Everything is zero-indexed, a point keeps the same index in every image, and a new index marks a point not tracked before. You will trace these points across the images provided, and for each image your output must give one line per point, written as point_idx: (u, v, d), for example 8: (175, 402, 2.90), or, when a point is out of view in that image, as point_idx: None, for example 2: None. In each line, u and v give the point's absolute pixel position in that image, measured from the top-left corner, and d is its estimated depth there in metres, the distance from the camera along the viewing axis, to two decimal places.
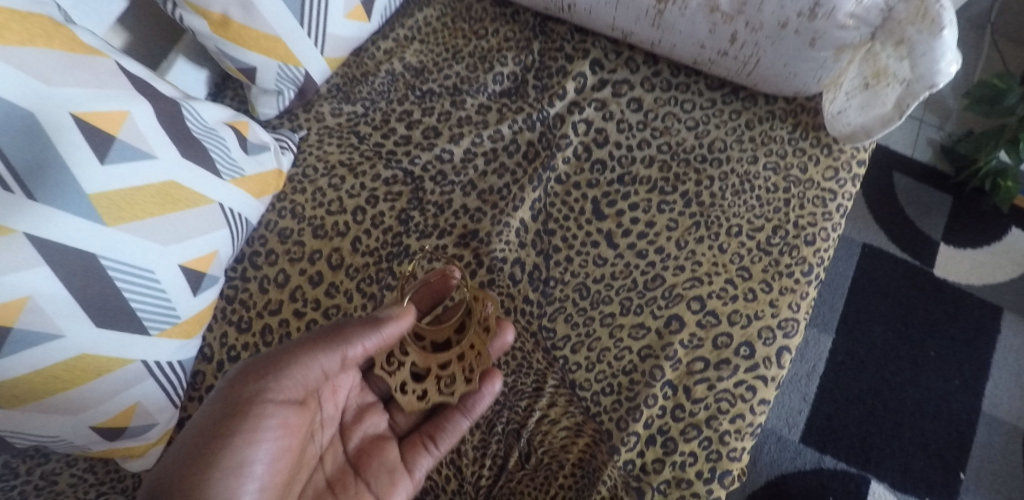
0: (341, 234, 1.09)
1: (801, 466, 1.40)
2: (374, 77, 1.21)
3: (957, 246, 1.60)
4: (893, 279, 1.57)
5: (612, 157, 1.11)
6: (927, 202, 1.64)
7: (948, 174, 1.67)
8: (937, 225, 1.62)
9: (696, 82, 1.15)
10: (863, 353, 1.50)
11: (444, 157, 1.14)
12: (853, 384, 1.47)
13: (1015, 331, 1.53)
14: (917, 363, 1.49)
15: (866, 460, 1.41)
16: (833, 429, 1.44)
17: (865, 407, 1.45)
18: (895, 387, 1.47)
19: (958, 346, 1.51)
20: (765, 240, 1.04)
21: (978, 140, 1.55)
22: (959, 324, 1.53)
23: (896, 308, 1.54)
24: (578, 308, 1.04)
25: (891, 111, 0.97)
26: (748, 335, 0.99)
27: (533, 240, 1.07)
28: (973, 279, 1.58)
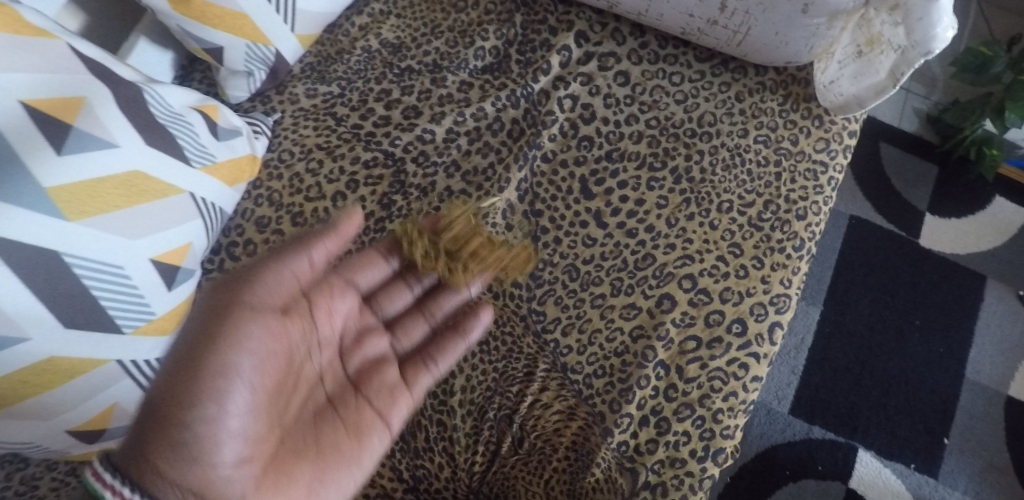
0: (320, 221, 1.06)
1: (790, 437, 1.40)
2: (350, 55, 1.17)
3: (942, 215, 1.60)
4: (880, 250, 1.56)
5: (599, 133, 1.07)
6: (913, 172, 1.63)
7: (934, 143, 1.66)
8: (923, 195, 1.61)
9: (684, 54, 1.11)
10: (850, 324, 1.49)
11: (425, 137, 1.09)
12: (841, 355, 1.47)
13: (999, 297, 1.53)
14: (904, 333, 1.49)
15: (853, 429, 1.41)
16: (822, 400, 1.43)
17: (853, 378, 1.45)
18: (882, 356, 1.47)
19: (944, 314, 1.51)
20: (757, 215, 1.02)
21: (966, 109, 1.52)
22: (944, 293, 1.53)
23: (883, 279, 1.53)
24: (568, 290, 1.01)
25: (886, 80, 0.96)
26: (741, 312, 0.97)
27: (520, 221, 1.04)
28: (957, 248, 1.57)
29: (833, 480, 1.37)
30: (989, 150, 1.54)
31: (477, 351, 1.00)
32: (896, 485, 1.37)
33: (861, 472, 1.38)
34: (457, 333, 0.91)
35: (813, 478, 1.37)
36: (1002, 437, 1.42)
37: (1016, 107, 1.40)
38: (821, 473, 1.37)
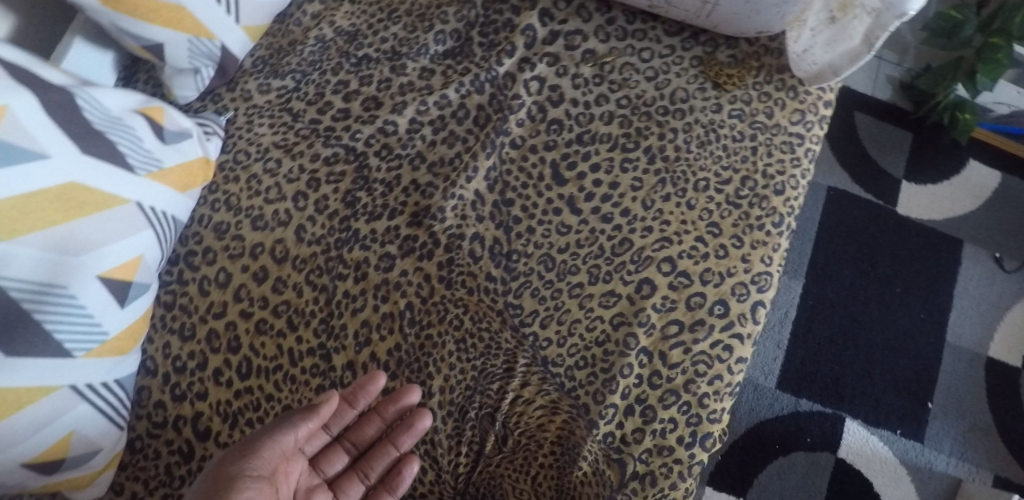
0: (282, 223, 1.02)
1: (778, 412, 1.39)
2: (303, 45, 1.11)
3: (917, 182, 1.58)
4: (859, 219, 1.54)
5: (569, 116, 1.03)
6: (888, 140, 1.61)
7: (907, 110, 1.64)
8: (899, 163, 1.59)
9: (653, 28, 1.07)
10: (832, 295, 1.47)
11: (387, 129, 1.04)
12: (826, 327, 1.45)
13: (976, 259, 1.53)
14: (885, 300, 1.48)
15: (841, 399, 1.40)
16: (807, 372, 1.42)
17: (838, 349, 1.43)
18: (864, 324, 1.46)
19: (925, 280, 1.50)
20: (734, 192, 0.98)
21: (937, 74, 1.51)
22: (924, 257, 1.52)
23: (863, 248, 1.52)
24: (545, 281, 0.96)
25: (858, 46, 0.93)
26: (722, 292, 0.94)
27: (491, 213, 0.99)
28: (934, 213, 1.56)
29: (821, 452, 1.37)
30: (962, 114, 1.51)
31: (454, 349, 0.95)
32: (883, 452, 1.37)
33: (849, 441, 1.37)
34: (385, 490, 0.89)
35: (802, 450, 1.36)
36: (983, 397, 1.43)
37: (988, 70, 1.38)
38: (810, 445, 1.36)
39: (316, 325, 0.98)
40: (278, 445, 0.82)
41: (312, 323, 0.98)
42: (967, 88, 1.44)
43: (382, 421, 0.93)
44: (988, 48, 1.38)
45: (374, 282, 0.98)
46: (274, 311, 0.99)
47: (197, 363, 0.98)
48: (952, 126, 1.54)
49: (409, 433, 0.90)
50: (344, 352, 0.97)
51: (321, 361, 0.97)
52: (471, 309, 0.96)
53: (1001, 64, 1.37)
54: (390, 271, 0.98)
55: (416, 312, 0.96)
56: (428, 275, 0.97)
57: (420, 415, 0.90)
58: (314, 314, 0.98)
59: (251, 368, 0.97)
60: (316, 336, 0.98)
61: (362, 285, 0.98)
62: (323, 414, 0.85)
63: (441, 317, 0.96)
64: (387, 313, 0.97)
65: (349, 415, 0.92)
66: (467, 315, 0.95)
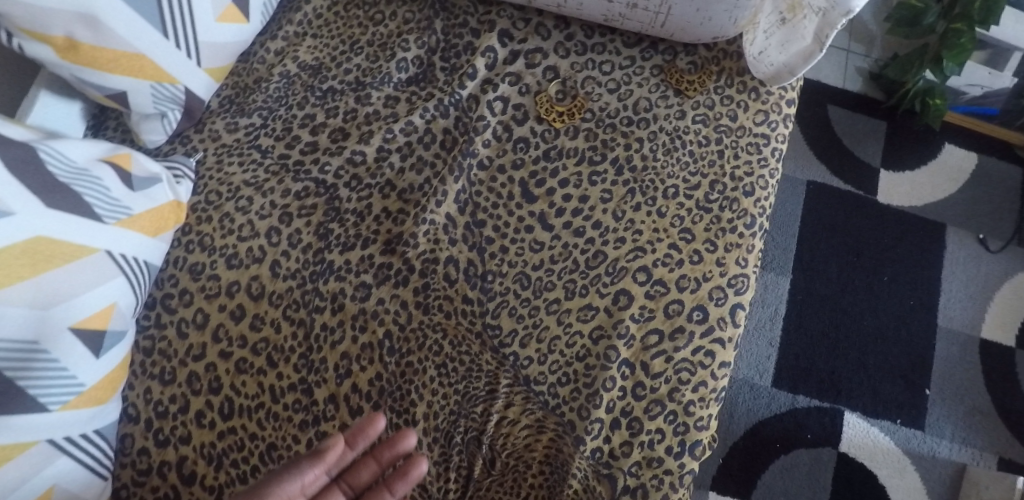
0: (257, 260, 1.02)
1: (777, 410, 1.38)
2: (267, 82, 1.11)
3: (897, 170, 1.58)
4: (840, 212, 1.54)
5: (534, 133, 1.03)
6: (863, 130, 1.61)
7: (879, 100, 1.64)
8: (875, 152, 1.59)
9: (612, 41, 1.08)
10: (819, 290, 1.47)
11: (355, 159, 1.04)
12: (814, 321, 1.45)
13: (958, 243, 1.53)
14: (872, 290, 1.48)
15: (837, 393, 1.40)
16: (801, 368, 1.41)
17: (829, 343, 1.43)
18: (853, 316, 1.46)
19: (909, 268, 1.50)
20: (704, 197, 0.99)
21: (905, 63, 1.52)
22: (906, 245, 1.52)
23: (846, 240, 1.52)
24: (521, 300, 0.96)
25: (811, 44, 0.94)
26: (700, 298, 0.94)
27: (464, 235, 0.99)
28: (914, 201, 1.56)
29: (823, 447, 1.36)
30: (932, 100, 1.52)
31: (435, 374, 0.95)
32: (885, 443, 1.37)
33: (850, 435, 1.37)
34: None
35: (804, 447, 1.36)
36: (979, 380, 1.43)
37: (952, 55, 1.40)
38: (811, 441, 1.36)
39: (296, 361, 0.98)
40: (284, 491, 0.81)
41: (292, 359, 0.98)
42: (934, 74, 1.45)
43: (379, 466, 0.89)
44: (951, 34, 1.39)
45: (351, 312, 0.98)
46: (253, 349, 0.99)
47: (179, 406, 0.98)
48: (924, 112, 1.54)
49: (406, 479, 0.86)
50: (325, 385, 0.96)
51: (303, 396, 0.97)
52: (450, 333, 0.96)
53: (965, 49, 1.39)
54: (367, 300, 0.98)
55: (396, 340, 0.96)
56: (405, 301, 0.97)
57: (417, 460, 0.86)
58: (294, 349, 0.98)
59: (233, 408, 0.97)
60: (297, 370, 0.98)
61: (340, 316, 0.98)
62: (329, 460, 0.83)
63: (420, 344, 0.96)
64: (367, 343, 0.97)
65: (346, 461, 0.87)
66: (446, 340, 0.96)
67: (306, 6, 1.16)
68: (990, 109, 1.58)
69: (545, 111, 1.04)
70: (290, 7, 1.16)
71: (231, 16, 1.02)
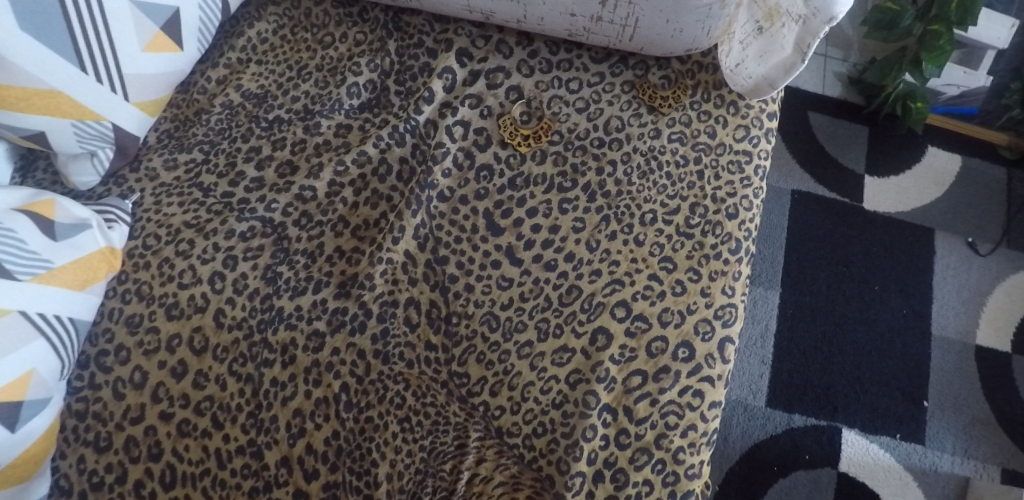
0: (199, 309, 0.93)
1: (773, 431, 1.30)
2: (209, 114, 1.03)
3: (881, 175, 1.52)
4: (827, 221, 1.47)
5: (498, 159, 0.95)
6: (846, 136, 1.55)
7: (860, 105, 1.58)
8: (859, 158, 1.53)
9: (579, 57, 1.00)
10: (811, 303, 1.40)
11: (305, 195, 0.95)
12: (806, 337, 1.37)
13: (949, 249, 1.46)
14: (865, 303, 1.40)
15: (834, 409, 1.32)
16: (797, 385, 1.33)
17: (824, 358, 1.35)
18: (848, 330, 1.38)
19: (901, 278, 1.43)
20: (684, 221, 0.91)
21: (884, 66, 1.46)
22: (895, 252, 1.45)
23: (836, 251, 1.45)
24: (490, 344, 0.88)
25: (791, 55, 0.86)
26: (685, 333, 0.86)
27: (425, 274, 0.91)
28: (901, 206, 1.50)
29: (822, 468, 1.28)
30: (913, 103, 1.45)
31: (398, 430, 0.86)
32: (885, 460, 1.29)
33: (849, 452, 1.29)
34: None
35: (802, 468, 1.27)
36: (979, 389, 1.35)
37: (931, 57, 1.34)
38: (810, 462, 1.27)
39: (243, 421, 0.89)
40: None
41: (239, 418, 0.89)
42: (914, 77, 1.40)
43: None
44: (929, 36, 1.34)
45: (303, 365, 0.89)
46: (197, 409, 0.90)
47: (115, 476, 0.89)
48: (906, 116, 1.48)
49: None
50: (277, 446, 0.88)
51: (251, 460, 0.88)
52: (413, 384, 0.87)
53: (944, 50, 1.33)
54: (320, 351, 0.89)
55: (353, 394, 0.88)
56: (363, 351, 0.89)
57: None
58: (240, 408, 0.90)
59: (176, 476, 0.88)
60: (244, 432, 0.89)
61: (291, 370, 0.90)
62: None
63: (380, 397, 0.87)
64: (322, 398, 0.88)
65: None
66: (409, 391, 0.87)
67: (250, 30, 1.07)
68: (969, 109, 1.53)
69: (509, 134, 0.96)
70: (232, 32, 1.07)
71: (161, 44, 0.93)
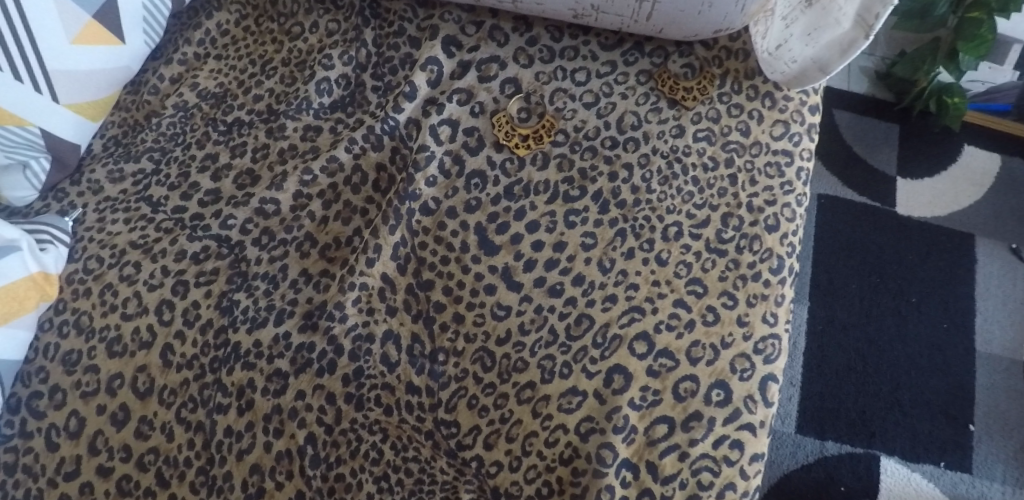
0: (145, 345, 0.79)
1: (802, 460, 1.09)
2: (160, 116, 0.89)
3: (914, 177, 1.33)
4: (857, 227, 1.28)
5: (492, 164, 0.81)
6: (875, 135, 1.37)
7: (890, 102, 1.39)
8: (890, 159, 1.35)
9: (586, 43, 0.86)
10: (844, 318, 1.21)
11: (266, 209, 0.81)
12: (839, 356, 1.18)
13: (992, 255, 1.27)
14: (902, 317, 1.21)
15: (871, 435, 1.12)
16: (830, 410, 1.13)
17: (859, 379, 1.16)
18: (884, 348, 1.18)
19: (940, 288, 1.24)
20: (715, 235, 0.76)
21: (914, 59, 1.26)
22: (933, 259, 1.26)
23: (868, 260, 1.26)
24: (483, 387, 0.74)
25: (853, 31, 0.71)
26: (719, 372, 0.71)
27: (406, 302, 0.77)
28: (938, 211, 1.30)
29: None
30: (949, 98, 1.27)
31: (374, 491, 0.71)
32: (929, 491, 1.08)
33: (889, 483, 1.08)
34: None
35: None
36: None
37: (969, 48, 1.16)
38: (846, 494, 1.07)
39: (192, 478, 0.75)
40: None
41: (188, 475, 0.75)
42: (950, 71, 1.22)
43: None
44: (967, 24, 1.16)
45: (262, 412, 0.75)
46: (139, 463, 0.75)
47: None
48: (941, 114, 1.29)
49: None
50: None
51: None
52: (392, 435, 0.73)
53: (985, 40, 1.15)
54: (282, 395, 0.75)
55: (321, 447, 0.73)
56: (333, 395, 0.74)
57: None
58: (189, 462, 0.75)
59: None
60: (193, 492, 0.74)
61: (248, 417, 0.75)
62: None
63: (353, 450, 0.73)
64: (284, 451, 0.74)
65: None
66: (387, 443, 0.73)
67: (208, 21, 0.93)
68: (1001, 106, 1.34)
69: (504, 134, 0.81)
70: (188, 24, 0.93)
71: (96, 34, 0.81)
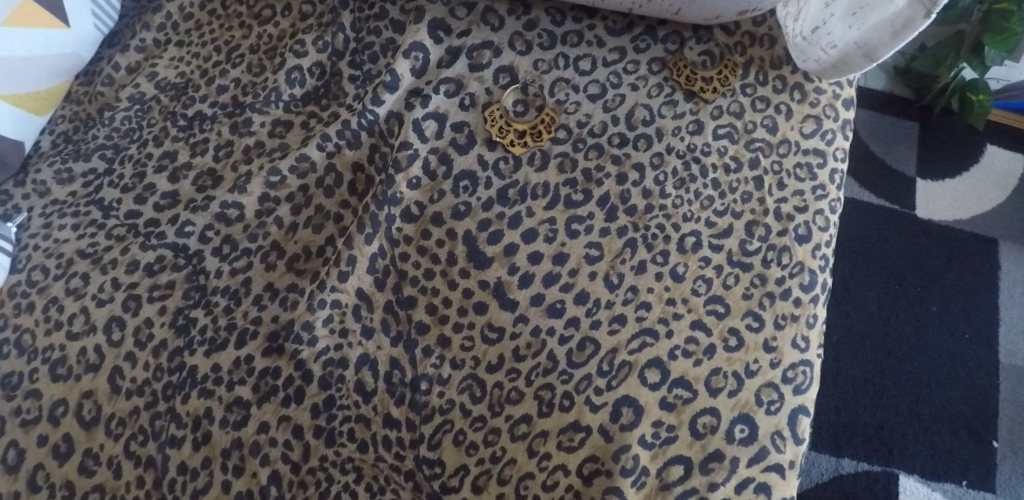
0: (91, 368, 0.69)
1: (816, 478, 0.97)
2: (114, 109, 0.79)
3: (934, 178, 1.17)
4: (874, 230, 1.13)
5: (484, 164, 0.71)
6: (892, 133, 1.21)
7: (909, 99, 1.23)
8: (909, 160, 1.19)
9: (591, 27, 0.76)
10: (862, 327, 1.07)
11: (228, 214, 0.72)
12: (855, 368, 1.04)
13: (1017, 262, 1.12)
14: (922, 327, 1.07)
15: (889, 452, 0.99)
16: (847, 425, 1.01)
17: (877, 393, 1.03)
18: (903, 359, 1.05)
19: (962, 293, 1.10)
20: (739, 247, 0.66)
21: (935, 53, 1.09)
22: (956, 262, 1.12)
23: (888, 265, 1.11)
24: (472, 420, 0.64)
25: (909, 8, 0.60)
26: (744, 405, 0.61)
27: (384, 322, 0.68)
28: (960, 213, 1.15)
29: None
30: (972, 95, 1.11)
31: None
32: None
33: None
34: None
35: None
36: None
37: (996, 42, 0.99)
38: None
39: None
40: None
41: None
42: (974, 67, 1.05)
43: None
44: (995, 15, 0.99)
45: (220, 446, 0.65)
46: None
47: None
48: (964, 112, 1.13)
49: None
50: None
51: None
52: (367, 475, 0.64)
53: (1015, 33, 0.98)
54: (243, 428, 0.66)
55: (286, 488, 0.64)
56: (300, 428, 0.65)
57: None
58: None
59: None
60: None
61: (205, 452, 0.66)
62: None
63: (322, 492, 0.63)
64: (244, 493, 0.64)
65: None
66: (361, 485, 0.63)
67: (169, 4, 0.83)
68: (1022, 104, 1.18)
69: (498, 130, 0.72)
70: (148, 8, 0.84)
71: (35, 16, 0.72)
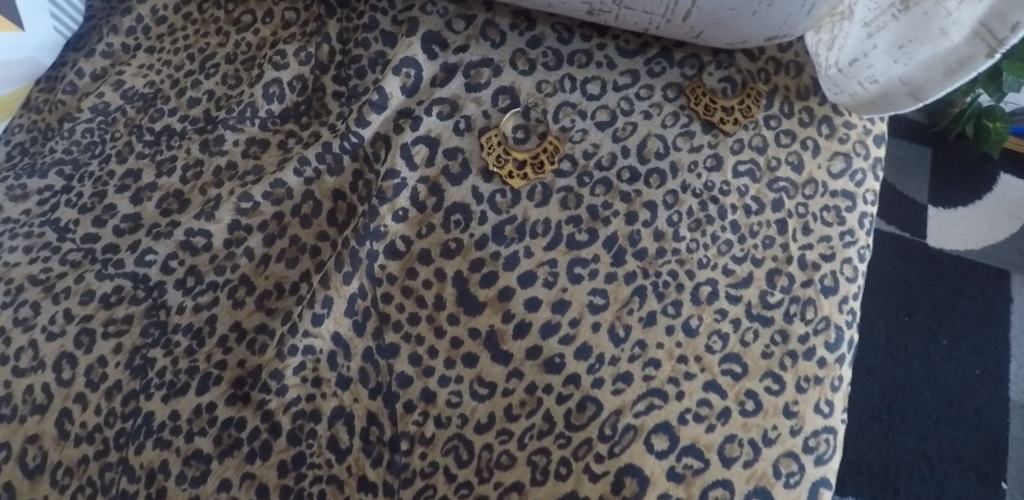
0: (37, 410, 0.61)
1: None
2: (75, 119, 0.72)
3: (947, 206, 1.10)
4: (883, 257, 1.06)
5: (478, 196, 0.64)
6: (903, 159, 1.14)
7: (923, 124, 1.16)
8: (921, 187, 1.12)
9: (601, 46, 0.69)
10: (868, 361, 0.99)
11: (194, 243, 0.65)
12: (860, 402, 0.97)
13: None
14: (932, 361, 0.99)
15: (893, 491, 0.91)
16: (850, 463, 0.93)
17: (883, 430, 0.95)
18: (911, 395, 0.97)
19: (974, 325, 1.02)
20: (759, 298, 0.60)
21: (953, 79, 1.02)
22: (969, 292, 1.04)
23: (896, 295, 1.04)
24: (457, 486, 0.58)
25: (966, 43, 0.54)
26: (760, 476, 0.54)
27: (362, 372, 0.61)
28: (971, 243, 1.08)
29: None
30: (989, 122, 1.04)
31: None
32: None
33: None
34: None
35: None
36: None
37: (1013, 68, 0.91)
38: None
39: None
40: None
41: None
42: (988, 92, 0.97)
43: None
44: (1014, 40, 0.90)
45: None
46: None
47: None
48: (979, 139, 1.06)
49: None
50: None
51: None
52: None
53: None
54: (202, 485, 0.59)
55: None
56: (265, 488, 0.58)
57: None
58: None
59: None
60: None
61: None
62: None
63: None
64: None
65: None
66: None
67: (141, 6, 0.76)
68: None
69: (495, 159, 0.65)
70: (118, 9, 0.77)
71: None
